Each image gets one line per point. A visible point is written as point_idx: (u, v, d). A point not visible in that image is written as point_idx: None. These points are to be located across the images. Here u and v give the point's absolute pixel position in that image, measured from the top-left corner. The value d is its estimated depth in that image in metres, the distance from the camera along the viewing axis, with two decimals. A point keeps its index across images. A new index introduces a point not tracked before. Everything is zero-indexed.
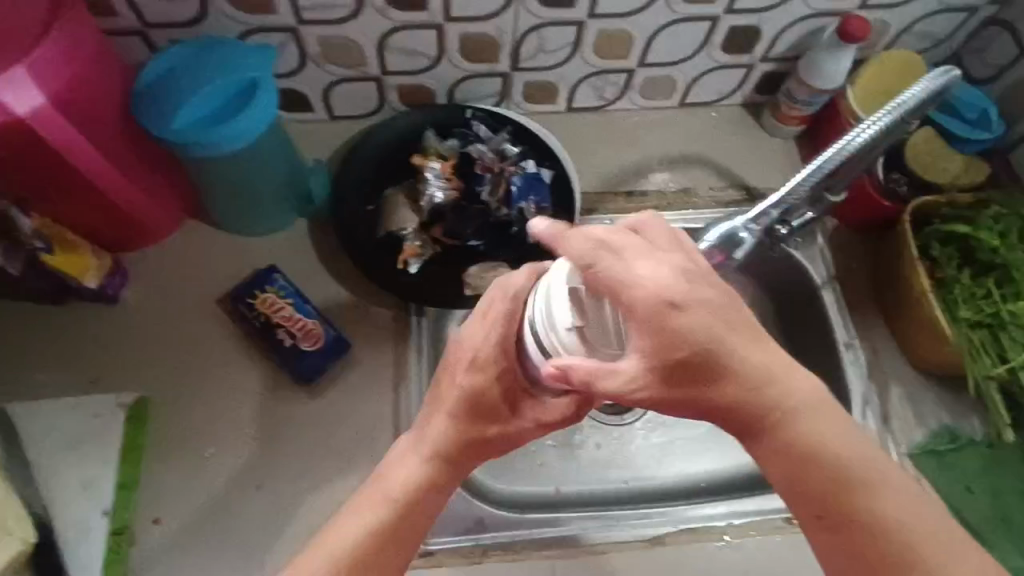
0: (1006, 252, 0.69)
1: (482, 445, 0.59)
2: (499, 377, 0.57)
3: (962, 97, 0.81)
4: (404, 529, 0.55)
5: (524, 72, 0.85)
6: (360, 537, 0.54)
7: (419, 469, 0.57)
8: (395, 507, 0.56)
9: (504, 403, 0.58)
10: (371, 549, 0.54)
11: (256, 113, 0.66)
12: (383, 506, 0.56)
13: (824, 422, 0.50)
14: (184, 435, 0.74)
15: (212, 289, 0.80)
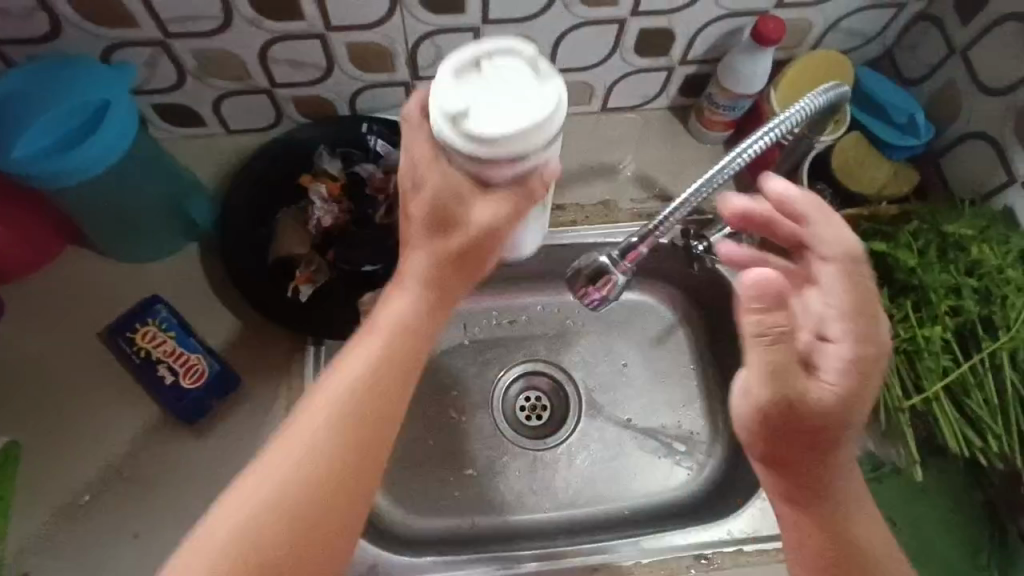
0: (922, 272, 0.64)
1: (460, 264, 0.55)
2: (431, 202, 0.52)
3: (894, 101, 0.77)
4: (384, 408, 0.52)
5: (426, 81, 0.79)
6: (333, 425, 0.50)
7: (391, 341, 0.53)
8: (367, 388, 0.52)
9: (446, 212, 0.53)
10: (342, 438, 0.50)
11: (105, 136, 0.61)
12: (356, 388, 0.51)
13: (787, 383, 0.51)
14: (61, 481, 0.69)
15: (95, 321, 0.75)
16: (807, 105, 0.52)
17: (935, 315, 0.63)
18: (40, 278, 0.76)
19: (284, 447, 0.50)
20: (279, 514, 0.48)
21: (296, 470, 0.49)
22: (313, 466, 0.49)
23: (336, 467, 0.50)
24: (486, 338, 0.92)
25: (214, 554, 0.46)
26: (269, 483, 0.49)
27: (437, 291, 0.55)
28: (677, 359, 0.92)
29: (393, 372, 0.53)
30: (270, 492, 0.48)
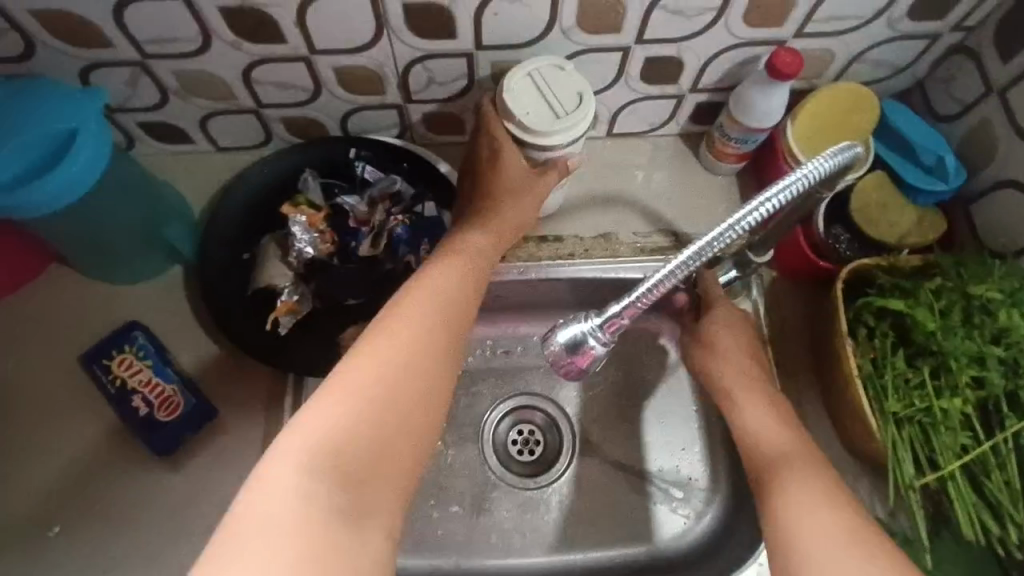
0: (943, 338, 0.59)
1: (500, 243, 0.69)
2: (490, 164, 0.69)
3: (920, 140, 0.72)
4: (454, 322, 0.59)
5: (419, 104, 0.75)
6: (416, 330, 0.57)
7: (455, 277, 0.62)
8: (438, 308, 0.59)
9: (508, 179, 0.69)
10: (424, 342, 0.56)
11: (70, 169, 0.58)
12: (428, 305, 0.59)
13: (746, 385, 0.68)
14: (29, 512, 0.67)
15: (71, 345, 0.73)
16: (812, 172, 0.46)
17: (955, 385, 0.58)
18: (18, 298, 0.74)
19: (376, 344, 0.55)
20: (380, 392, 0.52)
21: (390, 362, 0.54)
22: (402, 361, 0.54)
23: (421, 360, 0.55)
24: (475, 368, 0.86)
25: (326, 424, 0.49)
26: (370, 371, 0.53)
27: (488, 249, 0.67)
28: (683, 400, 0.84)
29: (458, 295, 0.61)
30: (372, 378, 0.52)
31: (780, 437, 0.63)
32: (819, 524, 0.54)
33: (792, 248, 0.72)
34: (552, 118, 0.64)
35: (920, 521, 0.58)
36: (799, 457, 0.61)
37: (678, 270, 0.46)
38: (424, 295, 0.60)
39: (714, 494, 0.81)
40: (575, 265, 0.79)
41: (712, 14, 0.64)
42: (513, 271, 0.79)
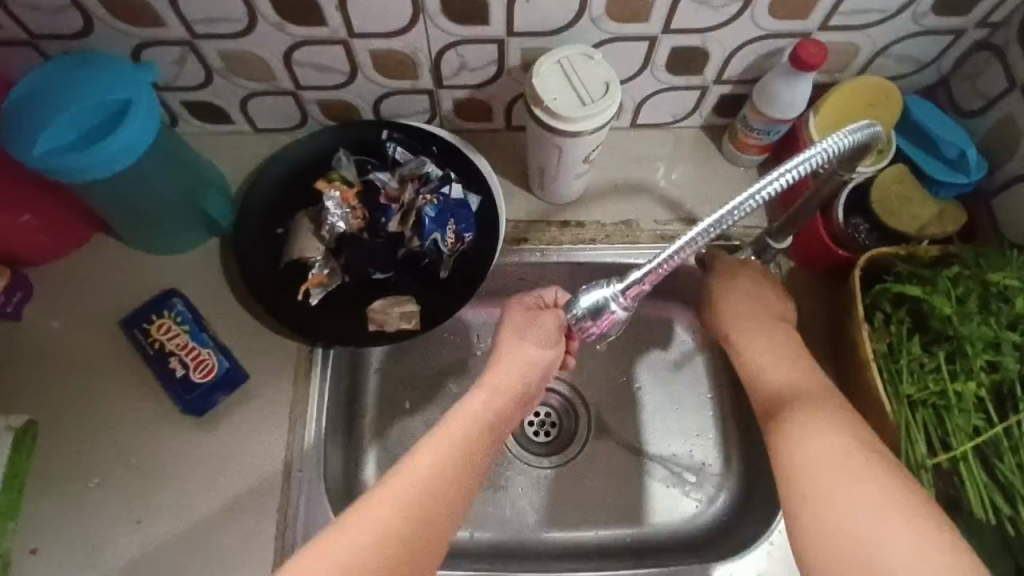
0: (959, 323, 0.60)
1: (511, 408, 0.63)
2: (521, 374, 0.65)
3: (943, 133, 0.72)
4: (481, 446, 0.58)
5: (450, 90, 0.78)
6: (450, 457, 0.56)
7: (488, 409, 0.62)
8: (455, 466, 0.56)
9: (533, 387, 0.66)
10: (453, 471, 0.55)
11: (122, 136, 0.61)
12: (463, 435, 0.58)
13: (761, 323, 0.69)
14: (68, 465, 0.71)
15: (112, 309, 0.77)
16: (831, 147, 0.47)
17: (969, 369, 0.59)
18: (64, 263, 0.78)
19: (413, 469, 0.54)
20: (407, 519, 0.51)
21: (421, 490, 0.53)
22: (432, 489, 0.53)
23: (448, 493, 0.54)
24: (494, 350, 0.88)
25: (351, 545, 0.48)
26: (402, 496, 0.52)
27: (499, 421, 0.62)
28: (695, 388, 0.86)
29: (490, 436, 0.60)
30: (402, 504, 0.51)
31: (788, 375, 0.64)
32: (831, 448, 0.54)
33: (811, 237, 0.73)
34: (578, 105, 0.65)
35: None
36: (806, 392, 0.61)
37: (702, 233, 0.47)
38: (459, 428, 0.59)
39: (726, 480, 0.82)
40: (594, 250, 0.82)
41: (738, 5, 0.66)
42: (535, 253, 0.82)
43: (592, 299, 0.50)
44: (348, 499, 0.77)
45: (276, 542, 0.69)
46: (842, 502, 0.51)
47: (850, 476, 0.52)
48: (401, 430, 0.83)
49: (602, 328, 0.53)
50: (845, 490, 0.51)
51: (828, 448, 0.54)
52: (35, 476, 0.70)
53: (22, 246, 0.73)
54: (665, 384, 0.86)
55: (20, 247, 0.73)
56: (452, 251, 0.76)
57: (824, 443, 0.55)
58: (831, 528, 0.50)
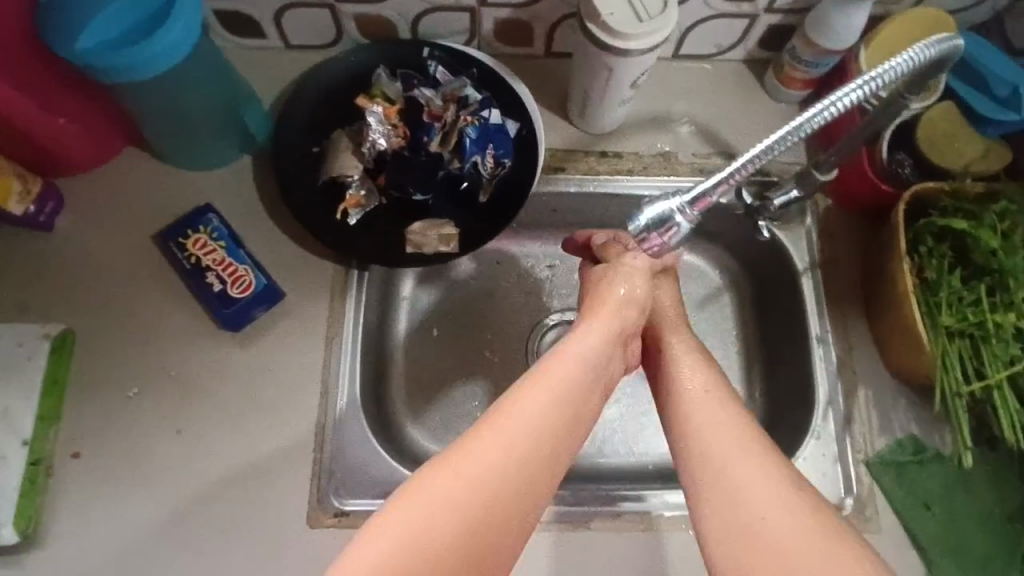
0: (1004, 256, 0.61)
1: (582, 393, 0.55)
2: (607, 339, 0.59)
3: (996, 69, 0.70)
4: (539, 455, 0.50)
5: (493, 8, 0.76)
6: (538, 428, 0.51)
7: (591, 356, 0.57)
8: (507, 461, 0.49)
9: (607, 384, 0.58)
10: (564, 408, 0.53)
11: (167, 36, 0.60)
12: (563, 387, 0.54)
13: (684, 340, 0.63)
14: (107, 374, 0.71)
15: (144, 223, 0.76)
16: (913, 57, 0.48)
17: (1010, 301, 0.61)
18: (97, 175, 0.77)
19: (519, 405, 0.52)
20: (497, 473, 0.48)
21: (524, 429, 0.51)
22: (478, 482, 0.48)
23: (533, 470, 0.49)
24: (520, 283, 0.87)
25: (423, 514, 0.46)
26: (508, 436, 0.50)
27: (561, 411, 0.53)
28: (719, 324, 0.84)
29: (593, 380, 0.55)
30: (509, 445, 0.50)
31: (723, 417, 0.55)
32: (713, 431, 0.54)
33: (854, 172, 0.73)
34: (635, 21, 0.63)
35: (963, 427, 0.62)
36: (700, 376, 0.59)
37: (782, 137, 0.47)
38: (508, 428, 0.50)
39: (749, 412, 0.80)
40: (631, 181, 0.81)
41: None
42: (571, 183, 0.81)
43: (657, 211, 0.53)
44: (380, 418, 0.77)
45: (315, 454, 0.70)
46: (721, 462, 0.52)
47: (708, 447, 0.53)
48: (431, 356, 0.84)
49: (665, 240, 0.55)
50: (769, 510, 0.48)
51: (731, 458, 0.52)
52: (73, 383, 0.71)
53: (62, 151, 0.72)
54: (690, 318, 0.84)
55: (59, 152, 0.72)
56: (492, 175, 0.76)
57: (739, 457, 0.52)
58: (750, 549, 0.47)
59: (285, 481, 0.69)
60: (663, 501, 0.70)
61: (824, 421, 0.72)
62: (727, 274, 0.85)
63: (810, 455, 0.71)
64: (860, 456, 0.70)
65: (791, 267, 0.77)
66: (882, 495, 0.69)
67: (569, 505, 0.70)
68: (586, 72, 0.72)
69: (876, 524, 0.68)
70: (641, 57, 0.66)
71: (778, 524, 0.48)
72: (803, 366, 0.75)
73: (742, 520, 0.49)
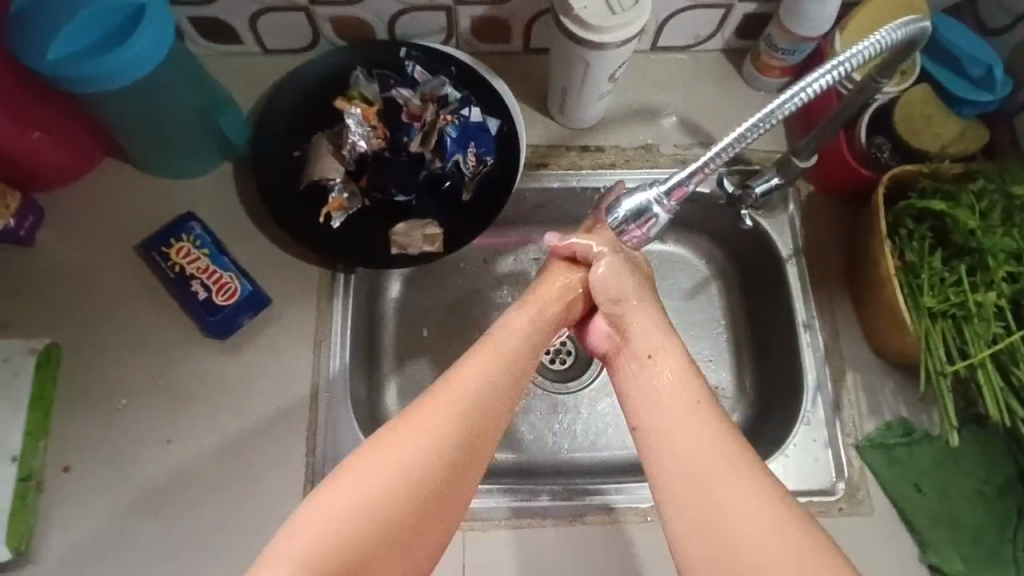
0: (983, 235, 0.61)
1: (507, 382, 0.56)
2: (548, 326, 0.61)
3: (969, 50, 0.71)
4: (467, 437, 0.51)
5: (469, 6, 0.76)
6: (464, 413, 0.52)
7: (512, 344, 0.58)
8: (435, 447, 0.50)
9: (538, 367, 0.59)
10: (480, 408, 0.53)
11: (135, 47, 0.59)
12: (488, 373, 0.55)
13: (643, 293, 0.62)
14: (95, 387, 0.71)
15: (127, 234, 0.75)
16: (882, 40, 0.48)
17: (991, 280, 0.61)
18: (77, 188, 0.77)
19: (434, 405, 0.52)
20: (428, 458, 0.49)
21: (437, 433, 0.51)
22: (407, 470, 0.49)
23: (462, 453, 0.51)
24: (508, 280, 0.87)
25: (357, 497, 0.47)
26: (422, 438, 0.50)
27: (485, 396, 0.54)
28: (708, 315, 0.84)
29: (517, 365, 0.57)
30: (421, 447, 0.50)
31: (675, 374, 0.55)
32: (663, 383, 0.54)
33: (834, 158, 0.73)
34: (609, 14, 0.63)
35: (949, 407, 0.62)
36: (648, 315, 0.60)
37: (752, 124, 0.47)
38: (436, 413, 0.51)
39: (740, 401, 0.80)
40: (614, 174, 0.81)
41: None
42: (555, 179, 0.81)
43: (635, 202, 0.54)
44: (372, 421, 0.77)
45: (307, 460, 0.70)
46: (688, 456, 0.49)
47: (656, 398, 0.53)
48: (421, 357, 0.83)
49: (645, 231, 0.56)
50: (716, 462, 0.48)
51: (679, 410, 0.52)
52: (62, 398, 0.70)
53: (38, 164, 0.71)
54: (678, 309, 0.84)
55: (35, 165, 0.71)
56: (474, 173, 0.75)
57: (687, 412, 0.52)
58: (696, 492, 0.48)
59: (278, 487, 0.69)
60: None
61: (814, 406, 0.72)
62: (714, 264, 0.86)
63: (800, 440, 0.71)
64: (850, 439, 0.71)
65: (776, 254, 0.78)
66: (874, 477, 0.69)
67: (563, 499, 0.70)
68: (563, 67, 0.72)
69: (868, 506, 0.68)
70: (617, 49, 0.66)
71: (716, 457, 0.49)
72: (790, 352, 0.76)
73: (706, 519, 0.47)
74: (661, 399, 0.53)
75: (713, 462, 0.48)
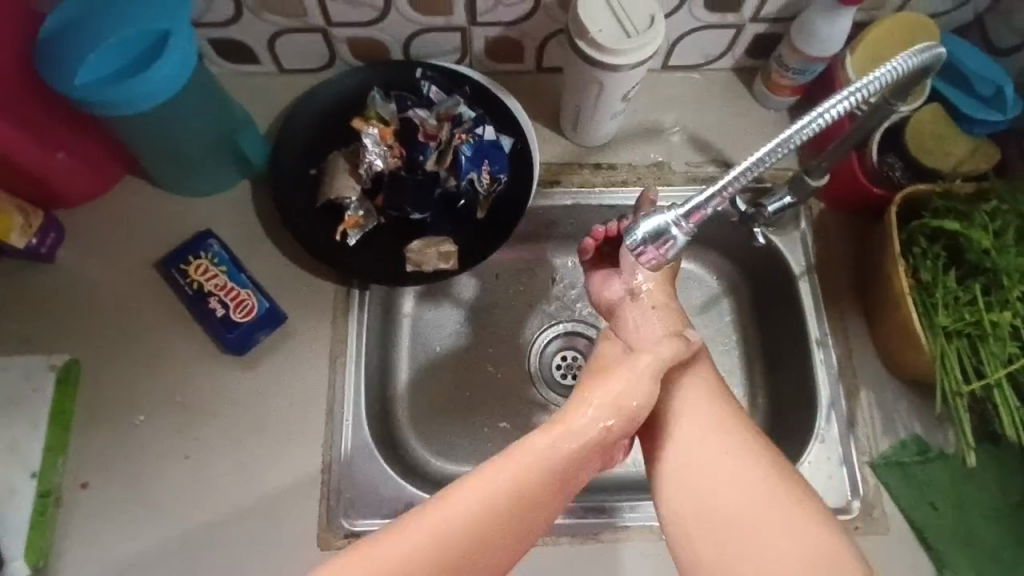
0: (997, 255, 0.62)
1: (564, 471, 0.53)
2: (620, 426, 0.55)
3: (979, 70, 0.72)
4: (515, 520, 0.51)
5: (483, 27, 0.77)
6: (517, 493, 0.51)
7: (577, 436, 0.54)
8: (482, 526, 0.50)
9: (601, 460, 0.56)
10: (524, 497, 0.51)
11: (147, 83, 0.61)
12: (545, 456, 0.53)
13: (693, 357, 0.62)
14: (113, 403, 0.71)
15: (146, 251, 0.76)
16: (898, 67, 0.49)
17: (1005, 300, 0.61)
18: (97, 205, 0.78)
19: (477, 484, 0.51)
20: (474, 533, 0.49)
21: (475, 520, 0.50)
22: (450, 544, 0.49)
23: (506, 531, 0.50)
24: (521, 296, 0.88)
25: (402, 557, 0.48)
26: (469, 512, 0.50)
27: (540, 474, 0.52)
28: (720, 331, 0.84)
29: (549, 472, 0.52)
30: (465, 522, 0.49)
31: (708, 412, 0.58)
32: (697, 425, 0.57)
33: (846, 176, 0.74)
34: (623, 37, 0.64)
35: (965, 425, 0.62)
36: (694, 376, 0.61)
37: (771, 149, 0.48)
38: (493, 483, 0.51)
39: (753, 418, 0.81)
40: (627, 191, 0.81)
41: None
42: (567, 196, 0.82)
43: (653, 225, 0.54)
44: (386, 438, 0.78)
45: (322, 476, 0.70)
46: (721, 496, 0.53)
47: (695, 444, 0.56)
48: (434, 373, 0.84)
49: (662, 254, 0.56)
50: (748, 496, 0.52)
51: (714, 451, 0.55)
52: (80, 413, 0.71)
53: (62, 184, 0.73)
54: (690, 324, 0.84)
55: (61, 187, 0.73)
56: (488, 191, 0.76)
57: (724, 457, 0.55)
58: (726, 528, 0.51)
59: (293, 504, 0.69)
60: None
61: (827, 424, 0.72)
62: (726, 281, 0.86)
63: (815, 458, 0.71)
64: (864, 457, 0.70)
65: (788, 271, 0.78)
66: (889, 496, 0.69)
67: (577, 517, 0.70)
68: (577, 88, 0.73)
69: (883, 525, 0.68)
70: (630, 72, 0.67)
71: (750, 498, 0.52)
72: (803, 369, 0.76)
73: (715, 501, 0.53)
74: (698, 442, 0.56)
75: (752, 502, 0.51)
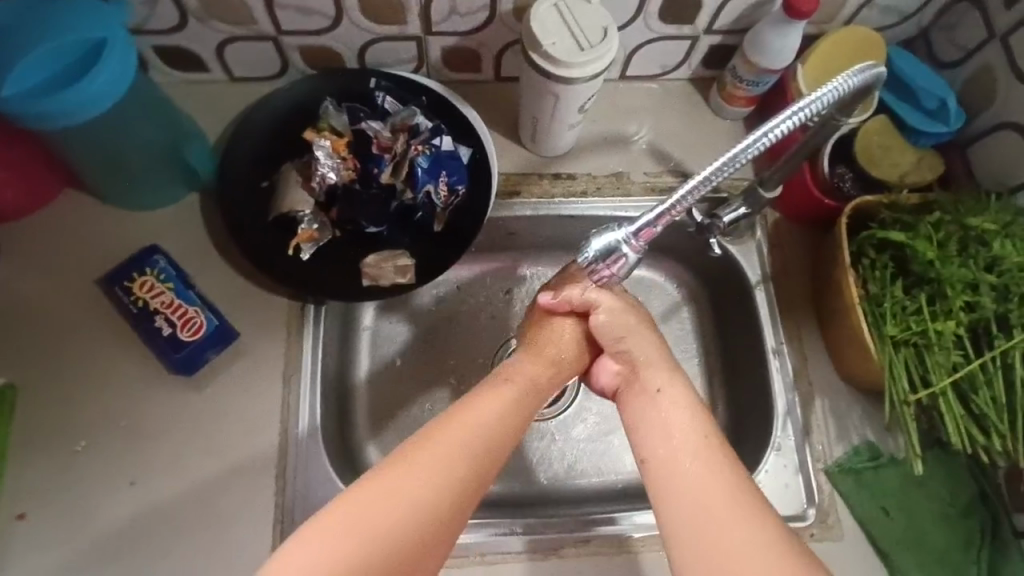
0: (940, 266, 0.63)
1: (520, 411, 0.58)
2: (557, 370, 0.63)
3: (922, 84, 0.74)
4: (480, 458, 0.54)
5: (439, 37, 0.76)
6: (482, 434, 0.55)
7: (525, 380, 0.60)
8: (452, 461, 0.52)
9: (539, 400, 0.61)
10: (485, 437, 0.55)
11: (78, 94, 0.58)
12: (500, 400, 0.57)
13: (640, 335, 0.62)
14: (53, 429, 0.68)
15: (87, 269, 0.73)
16: (841, 87, 0.50)
17: (948, 309, 0.63)
18: (35, 221, 0.74)
19: (444, 431, 0.54)
20: (445, 475, 0.52)
21: (443, 461, 0.52)
22: (426, 485, 0.51)
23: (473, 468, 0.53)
24: (482, 308, 0.87)
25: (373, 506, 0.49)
26: (436, 456, 0.52)
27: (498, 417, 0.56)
28: (680, 339, 0.85)
29: (497, 435, 0.55)
30: (435, 463, 0.52)
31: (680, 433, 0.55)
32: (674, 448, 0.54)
33: (800, 187, 0.75)
34: (576, 50, 0.64)
35: (912, 433, 0.64)
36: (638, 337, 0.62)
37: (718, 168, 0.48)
38: (461, 426, 0.55)
39: None
40: (586, 202, 0.81)
41: None
42: (526, 208, 0.81)
43: (604, 242, 0.54)
44: (345, 456, 0.76)
45: (276, 500, 0.68)
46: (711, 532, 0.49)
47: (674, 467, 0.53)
48: (394, 388, 0.82)
49: (614, 270, 0.56)
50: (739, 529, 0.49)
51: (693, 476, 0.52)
52: (16, 441, 0.67)
53: None
54: None
55: None
56: (445, 203, 0.75)
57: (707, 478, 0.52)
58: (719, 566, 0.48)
59: (246, 529, 0.67)
60: (632, 523, 0.70)
61: (784, 432, 0.73)
62: (685, 290, 0.87)
63: (772, 466, 0.72)
64: (819, 464, 0.72)
65: (744, 281, 0.79)
66: (843, 502, 0.70)
67: (539, 532, 0.70)
68: (533, 99, 0.72)
69: (838, 531, 0.69)
70: (584, 84, 0.67)
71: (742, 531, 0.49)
72: (760, 376, 0.77)
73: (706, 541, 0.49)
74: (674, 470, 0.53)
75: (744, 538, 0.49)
